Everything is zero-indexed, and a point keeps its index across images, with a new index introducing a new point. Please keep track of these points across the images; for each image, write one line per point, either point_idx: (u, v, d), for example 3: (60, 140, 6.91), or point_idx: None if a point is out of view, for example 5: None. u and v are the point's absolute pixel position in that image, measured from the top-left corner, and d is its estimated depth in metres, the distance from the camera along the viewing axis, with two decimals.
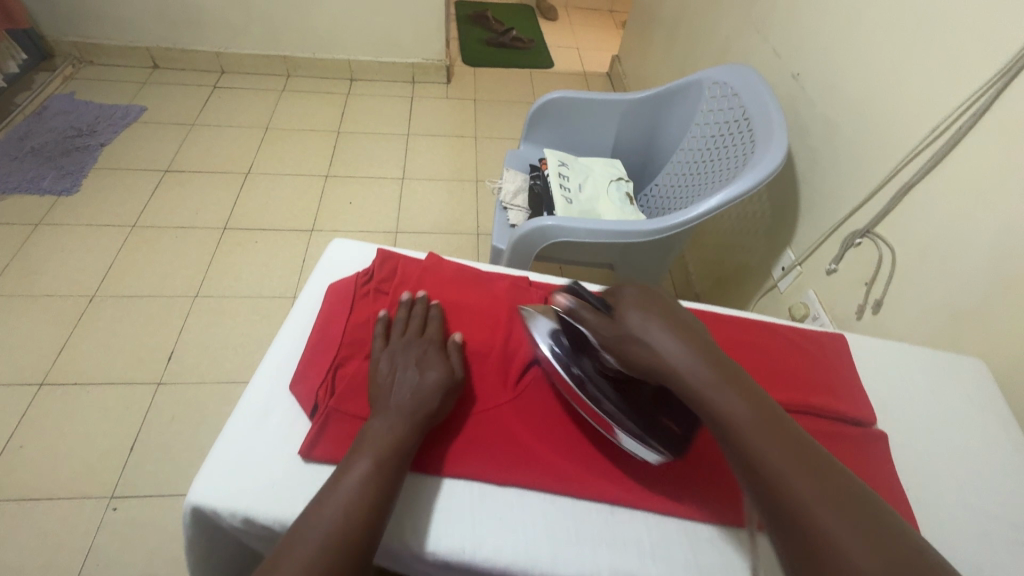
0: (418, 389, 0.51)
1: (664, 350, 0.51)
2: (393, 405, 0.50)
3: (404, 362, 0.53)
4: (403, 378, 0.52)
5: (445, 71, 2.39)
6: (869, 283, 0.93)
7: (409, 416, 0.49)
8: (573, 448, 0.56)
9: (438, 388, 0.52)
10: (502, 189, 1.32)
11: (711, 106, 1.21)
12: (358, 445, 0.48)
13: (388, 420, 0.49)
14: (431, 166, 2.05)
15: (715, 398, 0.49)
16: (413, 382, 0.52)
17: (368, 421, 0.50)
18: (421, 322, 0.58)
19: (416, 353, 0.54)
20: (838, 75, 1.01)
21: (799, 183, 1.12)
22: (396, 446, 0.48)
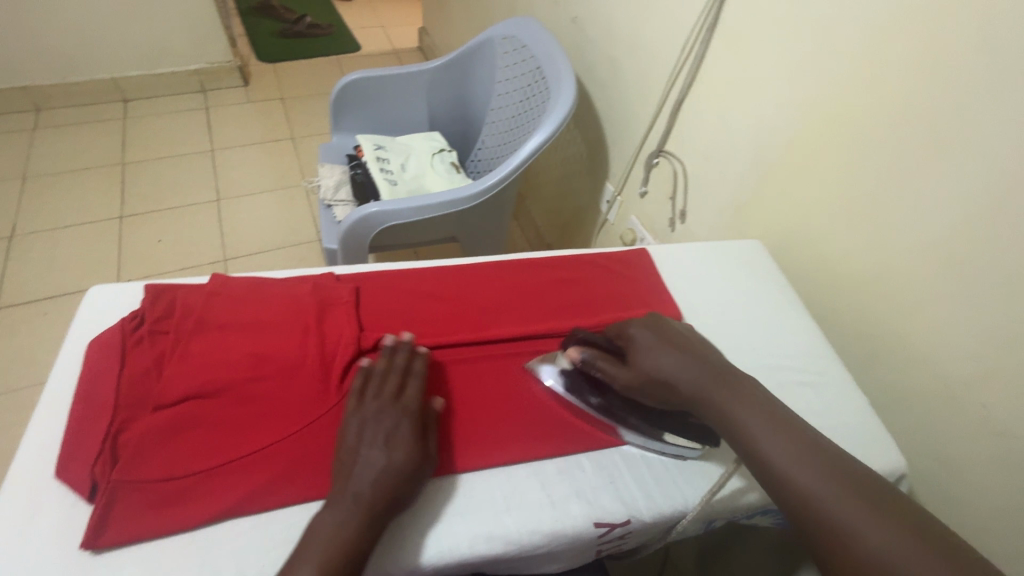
0: (388, 470, 0.45)
1: (743, 424, 0.49)
2: (352, 489, 0.44)
3: (372, 437, 0.47)
4: (376, 454, 0.46)
5: (239, 73, 2.15)
6: (673, 197, 1.02)
7: (372, 500, 0.44)
8: None
9: (411, 466, 0.46)
10: (321, 186, 1.22)
11: (507, 61, 1.23)
12: (306, 541, 0.42)
13: (344, 509, 0.43)
14: (249, 179, 1.85)
15: (761, 443, 0.48)
16: (380, 461, 0.45)
17: (319, 511, 0.44)
18: (399, 377, 0.52)
19: (387, 422, 0.48)
20: (605, 13, 1.08)
21: (600, 119, 1.19)
22: (346, 543, 0.41)
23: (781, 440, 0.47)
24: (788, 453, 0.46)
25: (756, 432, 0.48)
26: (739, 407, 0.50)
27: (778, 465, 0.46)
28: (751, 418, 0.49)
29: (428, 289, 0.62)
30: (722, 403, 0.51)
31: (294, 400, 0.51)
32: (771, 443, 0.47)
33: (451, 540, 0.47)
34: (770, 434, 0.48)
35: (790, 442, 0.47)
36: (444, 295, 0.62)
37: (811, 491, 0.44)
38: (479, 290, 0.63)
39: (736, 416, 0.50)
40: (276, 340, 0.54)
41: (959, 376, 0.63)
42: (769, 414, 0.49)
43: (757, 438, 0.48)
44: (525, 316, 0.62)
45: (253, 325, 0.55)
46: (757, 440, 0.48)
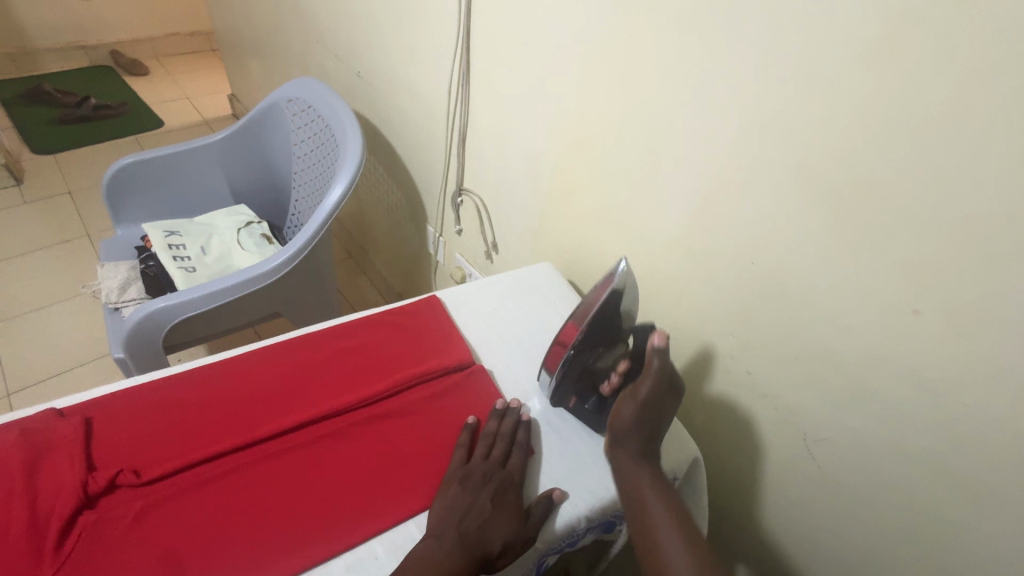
0: (491, 527, 0.48)
1: (651, 504, 0.49)
2: (458, 529, 0.47)
3: (484, 490, 0.50)
4: (479, 507, 0.49)
5: (5, 171, 1.84)
6: (483, 231, 1.04)
7: (471, 552, 0.46)
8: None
9: (512, 529, 0.49)
10: (101, 290, 1.06)
11: (296, 122, 1.18)
12: (397, 571, 0.44)
13: (441, 545, 0.46)
14: (33, 292, 1.57)
15: (657, 529, 0.48)
16: (484, 514, 0.48)
17: (421, 545, 0.46)
18: (506, 444, 0.55)
19: (497, 481, 0.51)
20: (383, 65, 1.10)
21: (406, 167, 1.19)
22: None
23: (672, 527, 0.48)
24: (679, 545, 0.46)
25: (653, 512, 0.49)
26: (649, 488, 0.51)
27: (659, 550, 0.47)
28: (653, 497, 0.50)
29: (184, 398, 0.55)
30: (634, 480, 0.51)
31: None
32: (665, 532, 0.48)
33: None
34: (668, 521, 0.48)
35: (677, 530, 0.48)
36: (204, 400, 0.55)
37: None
38: (250, 383, 0.57)
39: (644, 495, 0.50)
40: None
41: (727, 351, 0.70)
42: (670, 500, 0.50)
43: (654, 520, 0.49)
44: (305, 398, 0.56)
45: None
46: (652, 524, 0.48)
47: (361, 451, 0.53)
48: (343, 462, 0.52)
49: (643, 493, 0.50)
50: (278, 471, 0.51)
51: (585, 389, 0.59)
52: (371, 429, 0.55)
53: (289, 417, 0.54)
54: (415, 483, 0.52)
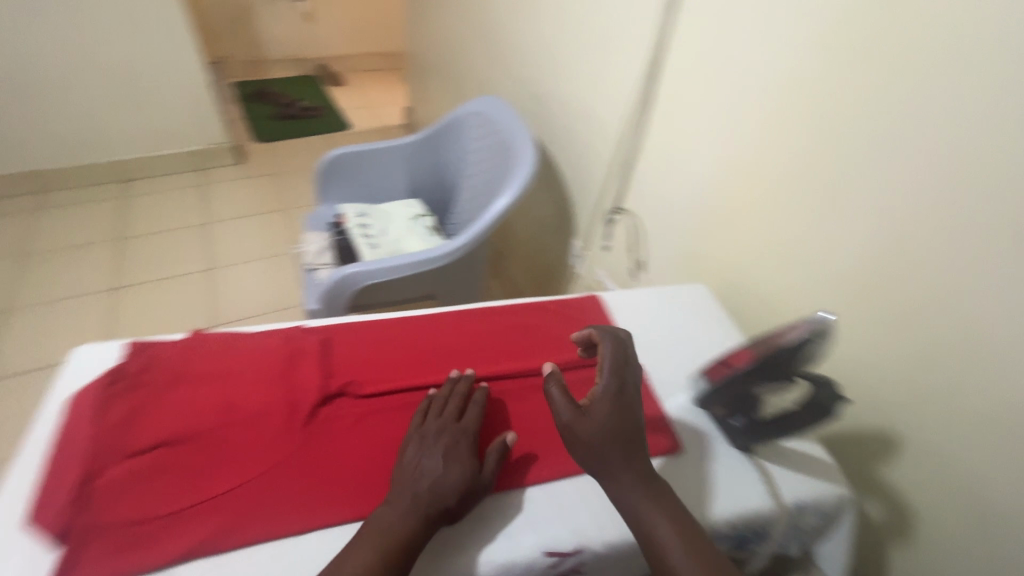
0: (440, 484, 0.50)
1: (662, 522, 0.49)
2: (409, 491, 0.49)
3: (432, 449, 0.52)
4: (427, 462, 0.51)
5: (235, 152, 2.29)
6: (631, 250, 1.10)
7: (421, 509, 0.48)
8: (375, 471, 0.54)
9: (462, 477, 0.51)
10: (305, 253, 1.29)
11: (477, 134, 1.34)
12: (360, 535, 0.47)
13: (397, 503, 0.49)
14: (239, 249, 1.93)
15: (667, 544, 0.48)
16: (436, 472, 0.50)
17: (379, 509, 0.49)
18: (459, 401, 0.58)
19: (446, 440, 0.53)
20: (561, 90, 1.21)
21: (564, 183, 1.29)
22: (399, 542, 0.46)
23: (679, 540, 0.48)
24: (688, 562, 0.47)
25: (655, 527, 0.49)
26: (647, 500, 0.50)
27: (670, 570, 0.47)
28: (653, 507, 0.49)
29: (391, 338, 0.67)
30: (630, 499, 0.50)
31: (258, 445, 0.54)
32: (672, 543, 0.48)
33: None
34: (672, 533, 0.48)
35: (683, 538, 0.48)
36: (406, 343, 0.67)
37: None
38: (441, 337, 0.68)
39: (642, 510, 0.49)
40: (243, 389, 0.58)
41: None
42: (677, 512, 0.50)
43: (660, 538, 0.48)
44: (484, 358, 0.66)
45: (223, 375, 0.59)
46: (659, 542, 0.48)
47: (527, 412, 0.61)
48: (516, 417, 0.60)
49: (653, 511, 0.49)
50: None
51: (740, 411, 0.60)
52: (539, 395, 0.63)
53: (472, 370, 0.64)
54: None
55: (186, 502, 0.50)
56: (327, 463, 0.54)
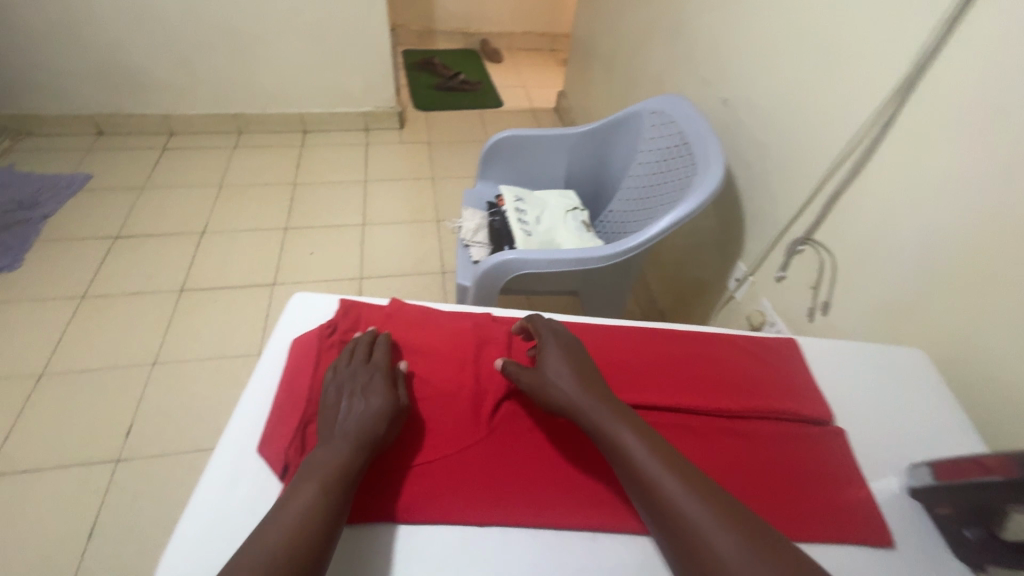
0: (366, 418, 0.53)
1: (637, 453, 0.52)
2: (340, 432, 0.53)
3: (352, 391, 0.56)
4: (353, 402, 0.55)
5: (397, 117, 2.44)
6: (815, 287, 0.99)
7: (355, 443, 0.52)
8: (552, 480, 0.55)
9: (382, 405, 0.55)
10: (462, 227, 1.34)
11: (653, 133, 1.28)
12: (302, 475, 0.49)
13: (334, 445, 0.52)
14: (390, 209, 2.06)
15: (644, 466, 0.51)
16: (361, 409, 0.54)
17: (312, 453, 0.52)
18: (369, 346, 0.61)
19: (362, 380, 0.57)
20: (760, 99, 1.10)
21: (741, 199, 1.19)
22: (343, 468, 0.49)
23: (652, 457, 0.51)
24: (675, 480, 0.49)
25: (632, 447, 0.52)
26: (616, 423, 0.54)
27: (657, 488, 0.49)
28: (623, 427, 0.54)
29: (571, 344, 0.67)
30: (607, 428, 0.54)
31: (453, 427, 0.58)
32: (648, 460, 0.51)
33: None
34: (646, 452, 0.52)
35: (662, 457, 0.51)
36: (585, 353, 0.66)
37: (693, 518, 0.47)
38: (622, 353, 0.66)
39: (615, 431, 0.54)
40: (438, 368, 0.62)
41: None
42: (642, 433, 0.53)
43: (634, 453, 0.52)
44: (667, 385, 0.62)
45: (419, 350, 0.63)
46: (637, 460, 0.51)
47: (714, 455, 0.56)
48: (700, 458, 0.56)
49: (623, 440, 0.53)
50: None
51: (983, 521, 0.50)
52: (726, 439, 0.58)
53: (656, 396, 0.60)
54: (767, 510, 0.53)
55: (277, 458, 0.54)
56: (507, 458, 0.56)
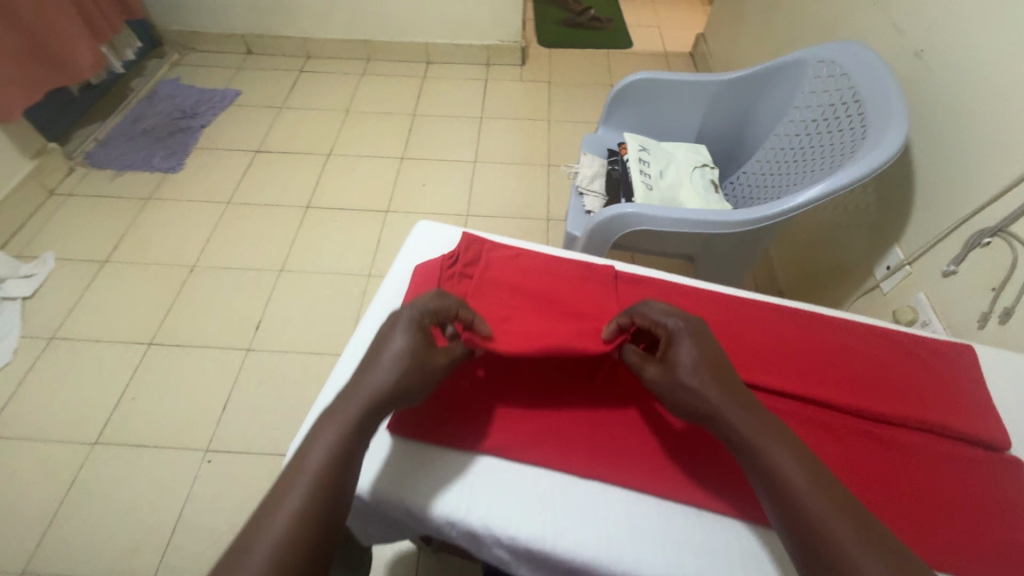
0: (392, 369, 0.52)
1: (759, 442, 0.49)
2: (372, 382, 0.52)
3: (392, 340, 0.54)
4: (387, 350, 0.53)
5: (519, 53, 2.35)
6: (997, 289, 0.82)
7: (375, 398, 0.51)
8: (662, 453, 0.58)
9: (409, 371, 0.53)
10: (578, 173, 1.29)
11: (815, 87, 1.10)
12: (322, 424, 0.50)
13: (355, 400, 0.51)
14: (502, 149, 2.03)
15: (768, 454, 0.48)
16: (395, 358, 0.53)
17: (342, 400, 0.52)
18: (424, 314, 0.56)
19: (406, 328, 0.55)
20: (971, 53, 0.89)
21: (915, 175, 1.00)
22: (357, 427, 0.50)
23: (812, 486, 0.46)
24: (828, 507, 0.45)
25: (796, 474, 0.47)
26: (773, 443, 0.49)
27: (818, 525, 0.44)
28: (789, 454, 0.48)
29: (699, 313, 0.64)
30: (735, 421, 0.51)
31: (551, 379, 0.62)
32: (807, 490, 0.46)
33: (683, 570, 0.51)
34: (804, 480, 0.46)
35: (828, 496, 0.45)
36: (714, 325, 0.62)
37: (848, 550, 0.42)
38: (756, 331, 0.62)
39: (770, 455, 0.48)
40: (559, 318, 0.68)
41: None
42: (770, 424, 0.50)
43: (794, 483, 0.47)
44: (801, 370, 0.58)
45: (535, 295, 0.64)
46: (770, 459, 0.48)
47: (850, 456, 0.52)
48: (836, 456, 0.52)
49: (748, 434, 0.50)
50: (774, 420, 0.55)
51: None
52: (866, 442, 0.53)
53: (787, 379, 0.57)
54: (907, 527, 0.48)
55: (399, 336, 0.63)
56: (622, 424, 0.60)
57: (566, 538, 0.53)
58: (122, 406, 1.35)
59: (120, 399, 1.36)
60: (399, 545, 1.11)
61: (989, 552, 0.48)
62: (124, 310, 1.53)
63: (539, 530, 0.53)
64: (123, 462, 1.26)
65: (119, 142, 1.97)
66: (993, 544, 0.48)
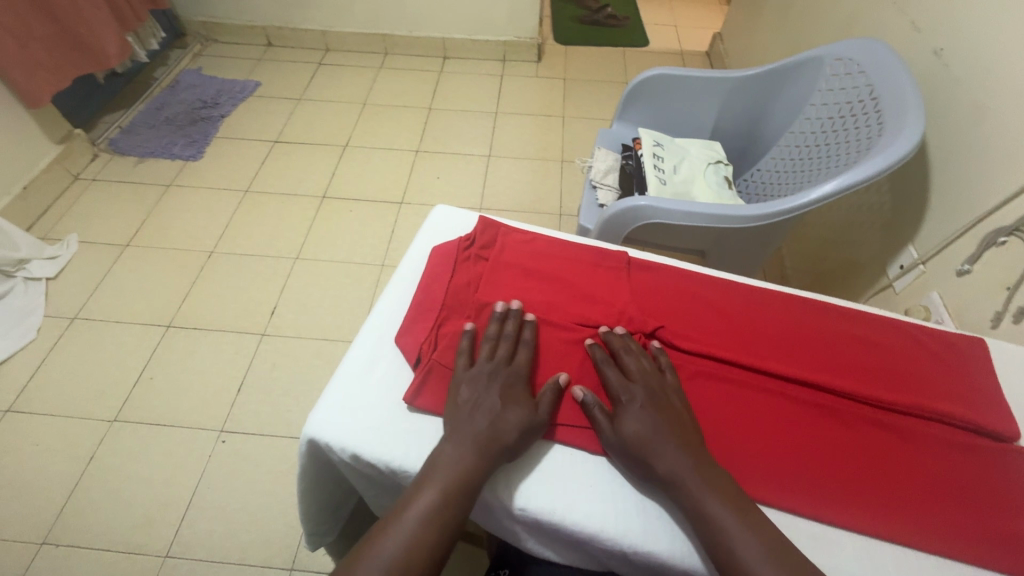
0: (502, 423, 0.51)
1: (723, 520, 0.46)
2: (467, 433, 0.51)
3: (485, 392, 0.53)
4: (485, 408, 0.52)
5: (536, 49, 2.36)
6: (1012, 288, 0.82)
7: (482, 446, 0.50)
8: None
9: (523, 427, 0.52)
10: (592, 167, 1.30)
11: (832, 85, 1.10)
12: (420, 486, 0.49)
13: (455, 455, 0.50)
14: (516, 143, 2.05)
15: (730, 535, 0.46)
16: (494, 412, 0.52)
17: (437, 449, 0.51)
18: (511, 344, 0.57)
19: (500, 383, 0.54)
20: (989, 53, 0.88)
21: (932, 174, 1.00)
22: (460, 480, 0.49)
23: (766, 558, 0.44)
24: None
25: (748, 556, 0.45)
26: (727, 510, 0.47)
27: None
28: (744, 535, 0.46)
29: (712, 299, 0.65)
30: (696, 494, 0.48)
31: (558, 356, 0.59)
32: (735, 530, 0.46)
33: (688, 548, 0.49)
34: (757, 550, 0.45)
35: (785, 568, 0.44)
36: (725, 311, 0.64)
37: None
38: (762, 317, 0.63)
39: (704, 501, 0.47)
40: (572, 293, 0.65)
41: None
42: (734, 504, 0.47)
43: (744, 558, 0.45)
44: (806, 357, 0.59)
45: (551, 276, 0.66)
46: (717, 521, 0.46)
47: (853, 441, 0.53)
48: (841, 440, 0.54)
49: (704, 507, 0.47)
50: (784, 398, 0.56)
51: None
52: (872, 429, 0.54)
53: (793, 365, 0.58)
54: (909, 508, 0.50)
55: (414, 307, 0.63)
56: None
57: (576, 510, 0.51)
58: (140, 385, 1.38)
59: (138, 379, 1.39)
60: None
61: (994, 533, 0.48)
62: (143, 293, 1.57)
63: (547, 504, 0.51)
64: (140, 439, 1.29)
65: (141, 130, 2.01)
66: (1001, 526, 0.49)
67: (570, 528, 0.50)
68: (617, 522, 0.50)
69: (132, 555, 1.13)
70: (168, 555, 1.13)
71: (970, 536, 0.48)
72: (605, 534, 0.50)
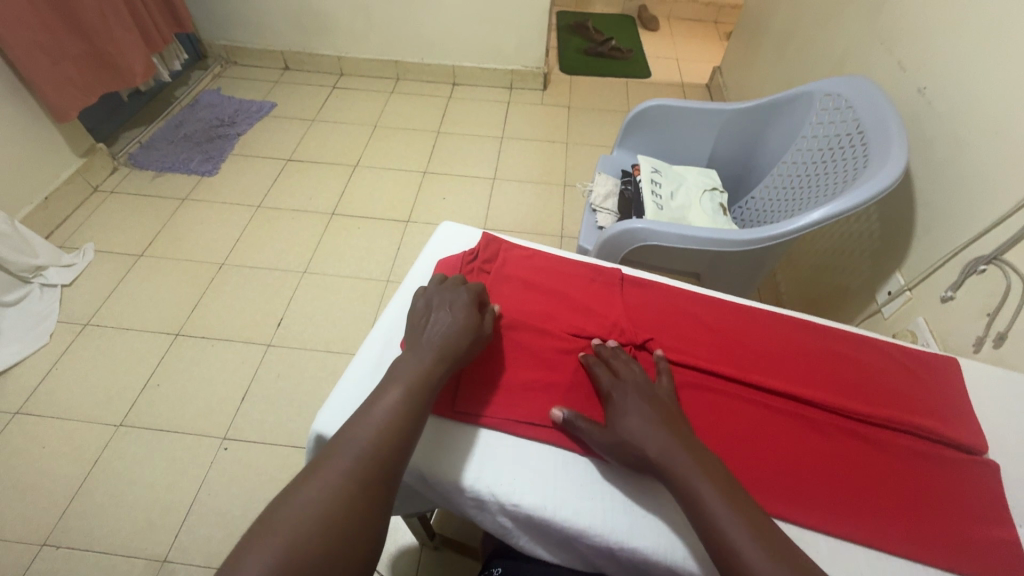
0: (448, 327, 0.60)
1: (715, 508, 0.48)
2: (424, 340, 0.59)
3: (439, 307, 0.62)
4: (439, 320, 0.61)
5: (542, 78, 2.45)
6: (992, 314, 0.85)
7: (435, 351, 0.58)
8: None
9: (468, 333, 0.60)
10: (593, 191, 1.35)
11: (822, 118, 1.16)
12: (380, 389, 0.55)
13: (412, 361, 0.57)
14: (521, 167, 2.11)
15: (723, 524, 0.47)
16: (445, 323, 0.60)
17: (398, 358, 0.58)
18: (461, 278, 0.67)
19: (450, 300, 0.63)
20: (969, 92, 0.94)
21: (918, 203, 1.04)
22: (414, 388, 0.55)
23: (756, 543, 0.45)
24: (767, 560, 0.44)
25: (740, 542, 0.46)
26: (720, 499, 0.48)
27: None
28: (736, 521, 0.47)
29: (702, 315, 0.69)
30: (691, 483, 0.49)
31: (553, 364, 0.63)
32: (726, 520, 0.47)
33: (673, 548, 0.52)
34: (747, 535, 0.46)
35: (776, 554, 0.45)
36: (713, 326, 0.68)
37: None
38: (748, 333, 0.67)
39: (697, 495, 0.49)
40: (569, 307, 0.69)
41: None
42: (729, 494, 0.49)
43: (737, 544, 0.46)
44: (789, 371, 0.63)
45: (549, 290, 0.70)
46: (709, 509, 0.48)
47: (832, 450, 0.56)
48: (821, 448, 0.57)
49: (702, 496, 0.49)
50: (768, 409, 0.59)
51: None
52: (850, 440, 0.57)
53: (776, 379, 0.62)
54: (884, 513, 0.53)
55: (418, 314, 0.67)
56: None
57: (566, 507, 0.53)
58: (147, 392, 1.41)
59: (145, 385, 1.42)
60: (402, 538, 1.14)
61: (964, 538, 0.51)
62: (154, 302, 1.61)
63: (540, 500, 0.54)
64: (144, 444, 1.32)
65: (160, 145, 2.09)
66: (971, 533, 0.52)
67: (560, 524, 0.53)
68: (605, 519, 0.53)
69: (131, 558, 1.15)
70: (166, 560, 1.15)
71: (942, 541, 0.51)
72: (593, 530, 0.52)
